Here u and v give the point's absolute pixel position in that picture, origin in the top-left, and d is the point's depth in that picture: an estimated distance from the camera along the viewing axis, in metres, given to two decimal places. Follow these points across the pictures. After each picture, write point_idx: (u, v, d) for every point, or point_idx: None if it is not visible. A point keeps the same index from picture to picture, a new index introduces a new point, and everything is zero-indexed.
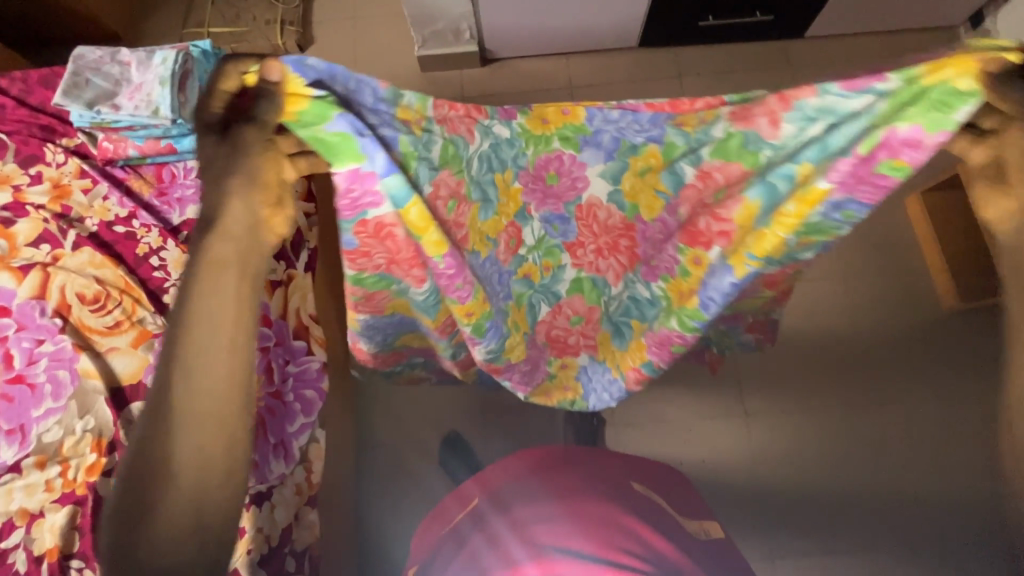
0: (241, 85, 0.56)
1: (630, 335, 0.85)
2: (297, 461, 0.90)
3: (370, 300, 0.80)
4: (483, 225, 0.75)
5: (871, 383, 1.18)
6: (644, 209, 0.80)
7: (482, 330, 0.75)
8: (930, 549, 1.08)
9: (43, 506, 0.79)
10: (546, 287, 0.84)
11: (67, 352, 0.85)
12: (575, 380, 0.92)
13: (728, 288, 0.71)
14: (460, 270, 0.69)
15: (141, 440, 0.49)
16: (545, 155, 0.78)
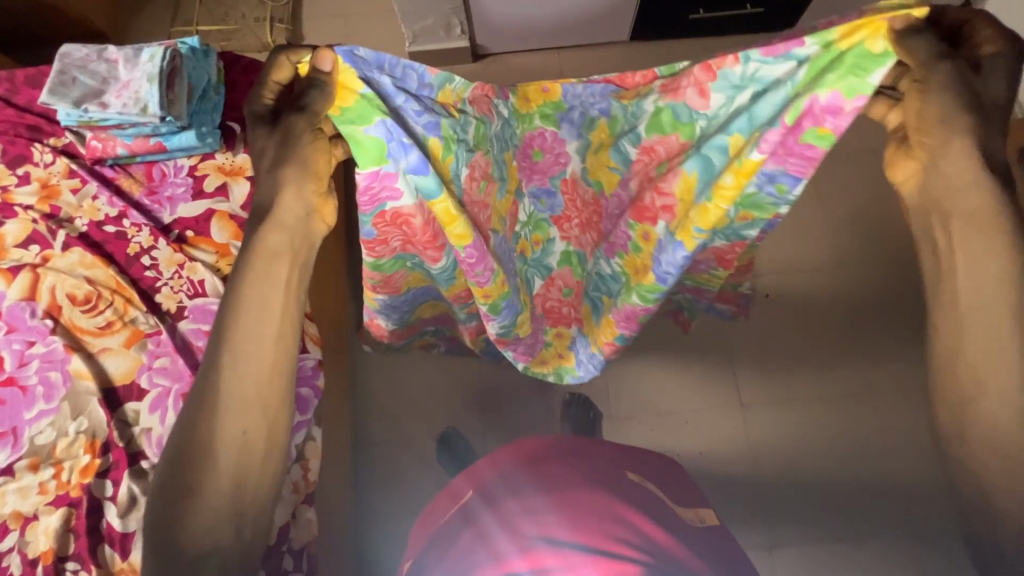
0: (292, 73, 0.59)
1: (603, 310, 0.83)
2: (294, 458, 0.88)
3: (388, 278, 0.80)
4: (500, 203, 0.73)
5: (885, 368, 1.10)
6: (605, 181, 0.76)
7: (498, 309, 0.73)
8: (943, 543, 1.01)
9: (37, 508, 0.79)
10: (537, 261, 0.81)
11: (59, 353, 0.85)
12: (569, 350, 0.89)
13: (681, 261, 0.71)
14: (484, 256, 0.67)
15: (189, 418, 0.54)
16: (537, 130, 0.72)
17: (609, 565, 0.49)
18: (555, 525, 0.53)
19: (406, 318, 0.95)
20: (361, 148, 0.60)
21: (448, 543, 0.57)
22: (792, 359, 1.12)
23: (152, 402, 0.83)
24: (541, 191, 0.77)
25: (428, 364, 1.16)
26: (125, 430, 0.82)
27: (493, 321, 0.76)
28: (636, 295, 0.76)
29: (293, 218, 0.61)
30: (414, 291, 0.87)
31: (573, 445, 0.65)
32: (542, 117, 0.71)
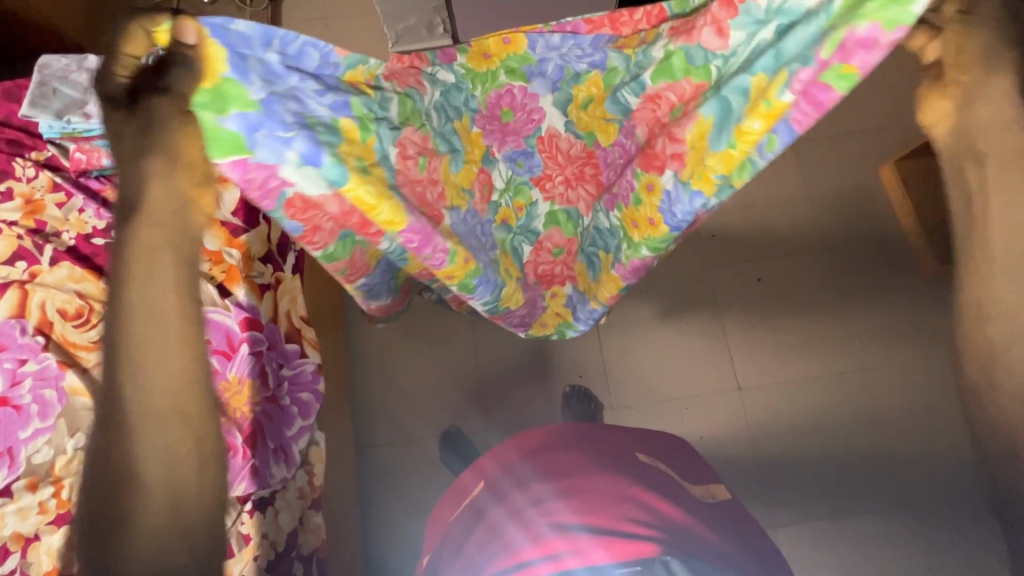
0: (150, 44, 0.51)
1: (601, 266, 0.79)
2: (298, 464, 0.88)
3: (351, 261, 0.75)
4: (451, 178, 0.72)
5: (878, 344, 1.12)
6: (602, 134, 0.73)
7: (470, 287, 0.69)
8: (943, 513, 1.03)
9: (38, 529, 0.78)
10: (524, 227, 0.80)
11: (52, 370, 0.83)
12: (564, 307, 0.87)
13: (697, 208, 0.64)
14: (431, 236, 0.62)
15: (98, 448, 0.48)
16: (496, 93, 0.73)
17: (621, 545, 0.49)
18: (563, 510, 0.53)
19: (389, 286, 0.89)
20: (214, 138, 0.53)
21: (465, 532, 0.58)
22: (789, 341, 1.14)
23: None
24: (513, 156, 0.77)
25: (425, 363, 1.16)
26: None
27: (479, 292, 0.71)
28: (634, 250, 0.71)
29: (167, 213, 0.53)
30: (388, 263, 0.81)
31: (576, 431, 0.66)
32: (512, 75, 0.72)
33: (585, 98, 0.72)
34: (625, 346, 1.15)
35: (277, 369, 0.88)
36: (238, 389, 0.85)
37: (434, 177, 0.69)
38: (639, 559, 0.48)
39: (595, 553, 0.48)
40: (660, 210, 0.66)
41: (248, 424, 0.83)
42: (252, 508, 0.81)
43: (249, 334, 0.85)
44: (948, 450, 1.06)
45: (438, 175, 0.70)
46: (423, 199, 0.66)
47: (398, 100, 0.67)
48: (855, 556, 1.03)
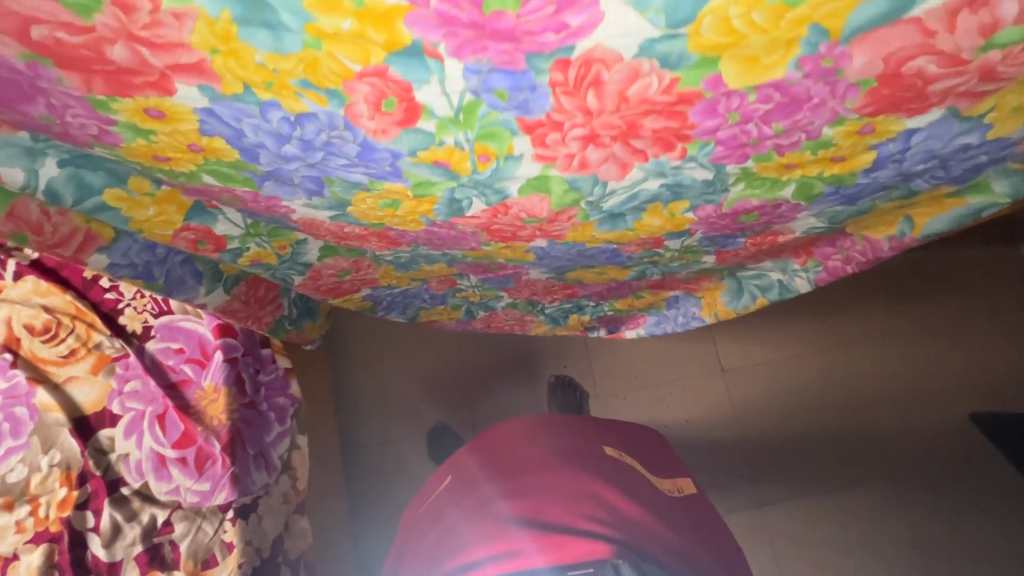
0: None
1: (630, 220, 0.61)
2: (280, 469, 0.87)
3: (15, 218, 0.53)
4: (267, 67, 0.42)
5: (859, 321, 1.13)
6: (735, 69, 0.44)
7: (231, 179, 0.55)
8: (922, 484, 1.05)
9: (16, 548, 0.76)
10: (482, 182, 0.54)
11: (22, 388, 0.82)
12: (526, 253, 0.69)
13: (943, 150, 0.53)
14: (60, 98, 0.46)
15: None
16: None
17: (567, 546, 0.48)
18: (517, 508, 0.53)
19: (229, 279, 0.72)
20: None
21: (433, 530, 0.58)
22: (772, 323, 1.14)
23: (126, 427, 0.82)
24: (483, 69, 0.43)
25: (410, 363, 1.15)
26: (100, 458, 0.81)
27: (279, 192, 0.57)
28: (767, 192, 0.58)
29: None
30: (103, 163, 0.54)
31: (539, 422, 0.67)
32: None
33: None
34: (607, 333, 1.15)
35: (253, 374, 0.87)
36: (215, 397, 0.84)
37: (167, 45, 0.40)
38: (590, 561, 0.47)
39: (533, 557, 0.47)
40: (869, 152, 0.53)
41: (226, 432, 0.82)
42: (234, 517, 0.80)
43: (224, 341, 0.85)
44: (924, 426, 1.07)
45: (182, 38, 0.40)
46: (36, 43, 0.41)
47: None
48: (840, 531, 1.04)
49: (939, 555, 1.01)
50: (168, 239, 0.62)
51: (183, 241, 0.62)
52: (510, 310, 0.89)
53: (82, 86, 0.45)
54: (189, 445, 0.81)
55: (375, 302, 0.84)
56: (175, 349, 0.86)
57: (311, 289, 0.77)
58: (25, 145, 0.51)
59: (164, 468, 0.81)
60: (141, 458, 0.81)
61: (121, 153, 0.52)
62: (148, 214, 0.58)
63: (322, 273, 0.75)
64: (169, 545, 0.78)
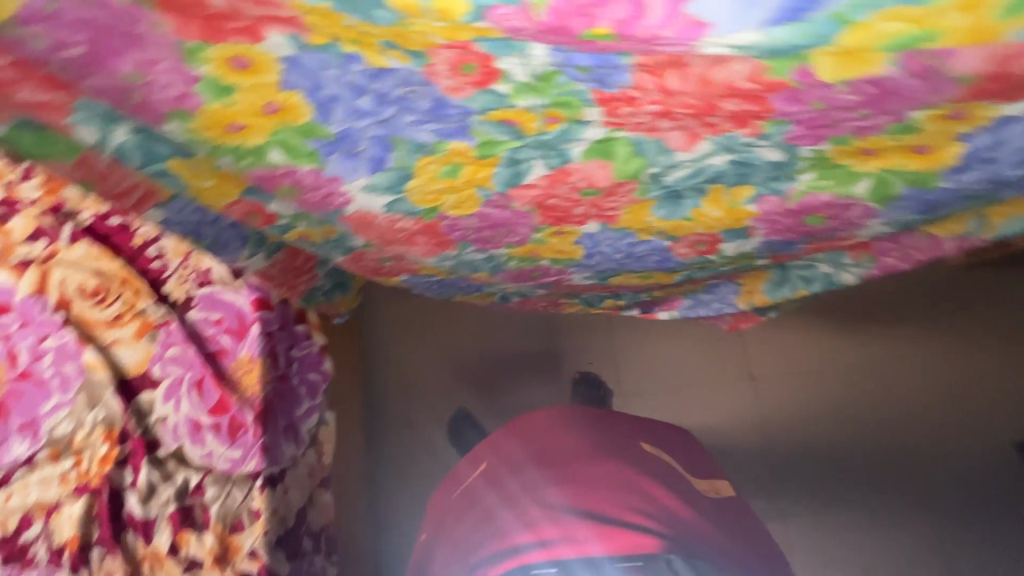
0: None
1: (689, 205, 0.64)
2: (308, 443, 0.91)
3: (81, 165, 0.54)
4: (355, 31, 0.42)
5: (898, 335, 1.09)
6: (828, 65, 0.39)
7: (311, 157, 0.58)
8: (956, 510, 1.00)
9: (59, 499, 0.79)
10: (547, 143, 0.56)
11: (72, 346, 0.85)
12: (574, 245, 0.73)
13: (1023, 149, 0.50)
14: (151, 48, 0.45)
15: None
16: None
17: None
18: None
19: (270, 245, 0.77)
20: None
21: None
22: (807, 331, 1.11)
23: (166, 391, 0.85)
24: (569, 52, 0.41)
25: (435, 344, 1.16)
26: (142, 419, 0.84)
27: (342, 173, 0.60)
28: (839, 183, 0.57)
29: None
30: (168, 137, 0.54)
31: None
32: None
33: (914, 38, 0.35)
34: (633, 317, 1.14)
35: (287, 349, 0.92)
36: (250, 367, 0.87)
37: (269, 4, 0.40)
38: None
39: None
40: (955, 144, 0.50)
41: (260, 403, 0.85)
42: (263, 485, 0.83)
43: (260, 315, 0.89)
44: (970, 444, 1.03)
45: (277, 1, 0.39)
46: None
47: None
48: (882, 547, 1.00)
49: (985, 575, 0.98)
50: (223, 207, 0.64)
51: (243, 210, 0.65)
52: (546, 297, 0.94)
53: (175, 31, 0.44)
54: (223, 413, 0.84)
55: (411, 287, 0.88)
56: (214, 319, 0.89)
57: (354, 268, 0.80)
58: (102, 112, 0.50)
59: (199, 433, 0.84)
60: (178, 422, 0.84)
61: (194, 121, 0.52)
62: (206, 186, 0.61)
63: (367, 257, 0.77)
64: (201, 507, 0.81)
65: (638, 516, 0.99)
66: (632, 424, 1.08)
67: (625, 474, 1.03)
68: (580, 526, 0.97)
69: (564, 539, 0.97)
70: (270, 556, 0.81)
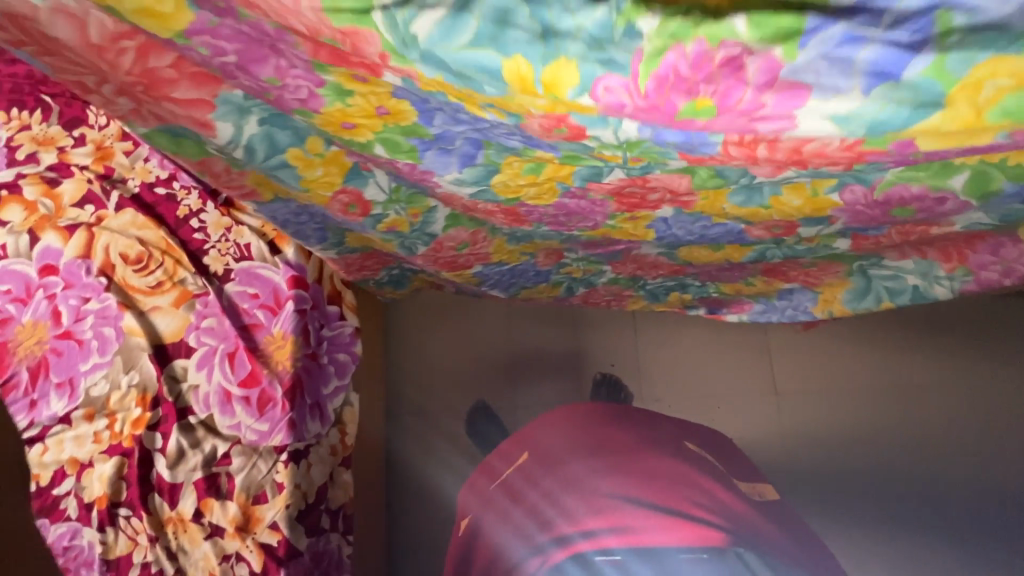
0: None
1: (765, 195, 0.68)
2: (332, 422, 0.91)
3: (203, 164, 0.77)
4: (463, 93, 0.53)
5: (931, 358, 1.07)
6: (931, 141, 0.48)
7: (418, 155, 0.68)
8: (989, 541, 0.97)
9: (92, 456, 0.82)
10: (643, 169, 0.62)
11: (112, 310, 0.87)
12: (647, 229, 0.77)
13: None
14: (287, 58, 0.58)
15: None
16: (669, 57, 0.44)
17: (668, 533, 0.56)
18: None
19: (347, 247, 0.93)
20: None
21: None
22: (835, 348, 1.09)
23: (199, 360, 0.86)
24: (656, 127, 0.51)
25: (462, 334, 1.17)
26: (174, 385, 0.86)
27: (436, 166, 0.69)
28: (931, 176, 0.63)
29: None
30: (290, 125, 0.70)
31: None
32: (778, 28, 0.42)
33: (1017, 98, 0.43)
34: (661, 317, 1.14)
35: (318, 328, 0.92)
36: (282, 343, 0.88)
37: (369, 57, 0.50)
38: None
39: None
40: None
41: (288, 377, 0.87)
42: (286, 459, 0.84)
43: (295, 292, 0.90)
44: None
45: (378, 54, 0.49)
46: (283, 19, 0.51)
47: None
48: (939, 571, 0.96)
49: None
50: (326, 199, 0.80)
51: (343, 195, 0.79)
52: (609, 286, 1.01)
53: (309, 52, 0.55)
54: (253, 386, 0.86)
55: (483, 278, 0.98)
56: (251, 294, 0.90)
57: (431, 259, 0.92)
58: (236, 104, 0.67)
59: (228, 404, 0.85)
60: (209, 391, 0.86)
61: (315, 120, 0.65)
62: (315, 174, 0.75)
63: (444, 245, 0.88)
64: (226, 476, 0.82)
65: (699, 508, 0.97)
66: (662, 427, 1.06)
67: (683, 468, 1.01)
68: (643, 514, 0.96)
69: (632, 525, 0.95)
70: (290, 530, 0.82)
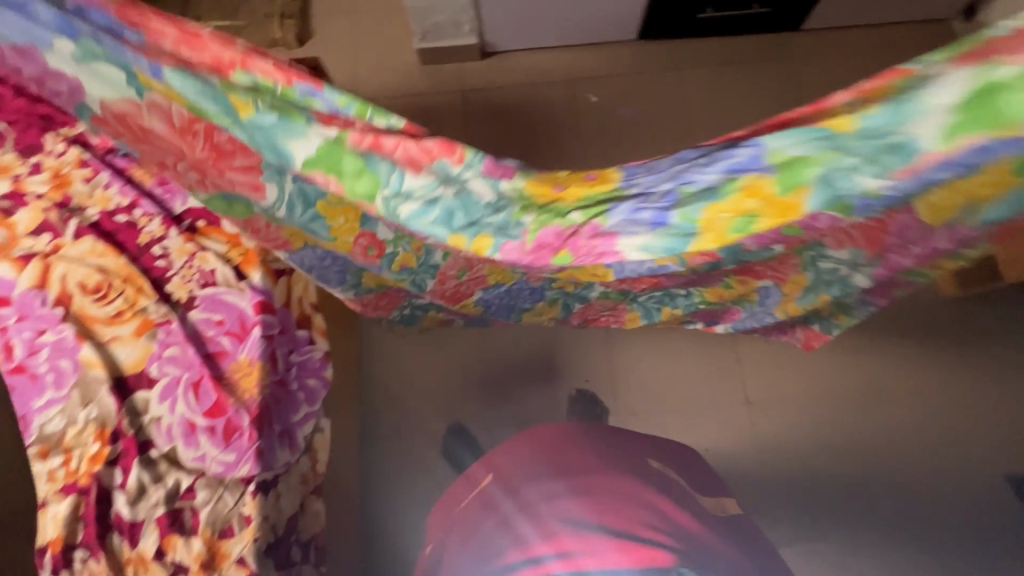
0: None
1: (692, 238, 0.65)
2: (303, 450, 0.88)
3: (250, 222, 0.83)
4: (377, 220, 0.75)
5: (891, 362, 1.11)
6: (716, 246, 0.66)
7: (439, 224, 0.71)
8: (950, 541, 1.00)
9: (46, 496, 0.79)
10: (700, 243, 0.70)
11: (68, 342, 0.84)
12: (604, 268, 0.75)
13: (963, 155, 0.53)
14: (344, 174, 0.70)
15: None
16: (550, 227, 0.68)
17: None
18: None
19: (365, 288, 0.96)
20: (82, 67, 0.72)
21: None
22: (795, 356, 1.13)
23: (162, 391, 0.84)
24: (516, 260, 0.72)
25: (433, 354, 1.16)
26: (135, 419, 0.83)
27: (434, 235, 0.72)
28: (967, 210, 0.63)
29: None
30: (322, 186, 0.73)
31: None
32: (592, 207, 0.67)
33: (742, 222, 0.63)
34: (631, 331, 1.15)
35: (286, 354, 0.90)
36: (249, 370, 0.86)
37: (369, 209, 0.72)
38: None
39: None
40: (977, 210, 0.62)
41: (256, 406, 0.84)
42: (255, 490, 0.81)
43: (262, 317, 0.88)
44: (980, 457, 1.05)
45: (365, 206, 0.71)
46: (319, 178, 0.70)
47: (306, 143, 0.68)
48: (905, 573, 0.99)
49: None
50: (350, 244, 0.83)
51: (365, 237, 0.82)
52: (603, 301, 0.97)
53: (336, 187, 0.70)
54: (219, 415, 0.83)
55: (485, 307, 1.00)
56: (216, 321, 0.88)
57: (439, 294, 0.94)
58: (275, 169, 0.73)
59: (193, 435, 0.83)
60: (172, 422, 0.83)
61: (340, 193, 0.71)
62: (340, 224, 0.80)
63: (448, 274, 0.88)
64: (190, 510, 0.80)
65: (657, 533, 0.73)
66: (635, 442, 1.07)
67: (635, 487, 0.80)
68: None
69: None
70: (258, 564, 0.78)
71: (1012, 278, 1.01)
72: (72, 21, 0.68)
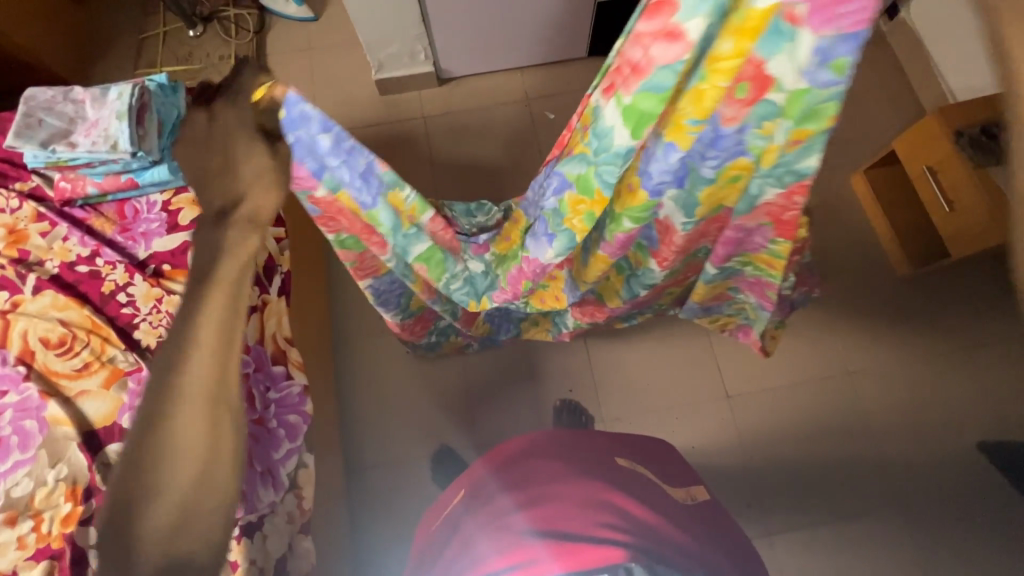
0: None
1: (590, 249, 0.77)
2: (287, 487, 0.86)
3: (360, 257, 0.84)
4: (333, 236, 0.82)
5: (857, 344, 1.15)
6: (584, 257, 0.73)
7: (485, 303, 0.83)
8: (926, 515, 1.04)
9: (16, 565, 0.75)
10: (637, 275, 0.86)
11: (34, 401, 0.83)
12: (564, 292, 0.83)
13: (672, 165, 0.62)
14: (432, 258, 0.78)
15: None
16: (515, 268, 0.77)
17: (583, 554, 0.53)
18: (523, 519, 0.58)
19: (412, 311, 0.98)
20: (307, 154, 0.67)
21: (447, 542, 0.64)
22: None
23: None
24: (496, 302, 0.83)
25: (415, 377, 1.15)
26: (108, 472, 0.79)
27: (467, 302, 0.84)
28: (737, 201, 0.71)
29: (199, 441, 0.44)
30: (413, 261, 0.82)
31: (543, 440, 0.72)
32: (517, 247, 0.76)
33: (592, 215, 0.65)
34: (609, 336, 1.17)
35: (264, 392, 0.89)
36: None
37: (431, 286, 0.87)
38: (603, 566, 0.52)
39: (548, 564, 0.52)
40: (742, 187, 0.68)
41: None
42: (240, 535, 0.79)
43: None
44: (946, 429, 1.09)
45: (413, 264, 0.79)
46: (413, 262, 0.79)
47: (422, 242, 0.76)
48: (885, 551, 1.03)
49: (986, 547, 1.02)
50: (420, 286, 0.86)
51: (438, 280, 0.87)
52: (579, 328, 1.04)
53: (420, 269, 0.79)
54: None
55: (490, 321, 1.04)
56: None
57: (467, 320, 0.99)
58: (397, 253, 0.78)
59: None
60: None
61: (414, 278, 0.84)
62: None
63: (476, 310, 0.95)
64: None
65: (610, 531, 0.56)
66: None
67: (592, 488, 0.62)
68: None
69: None
70: None
71: (956, 257, 1.05)
72: (357, 155, 0.67)
